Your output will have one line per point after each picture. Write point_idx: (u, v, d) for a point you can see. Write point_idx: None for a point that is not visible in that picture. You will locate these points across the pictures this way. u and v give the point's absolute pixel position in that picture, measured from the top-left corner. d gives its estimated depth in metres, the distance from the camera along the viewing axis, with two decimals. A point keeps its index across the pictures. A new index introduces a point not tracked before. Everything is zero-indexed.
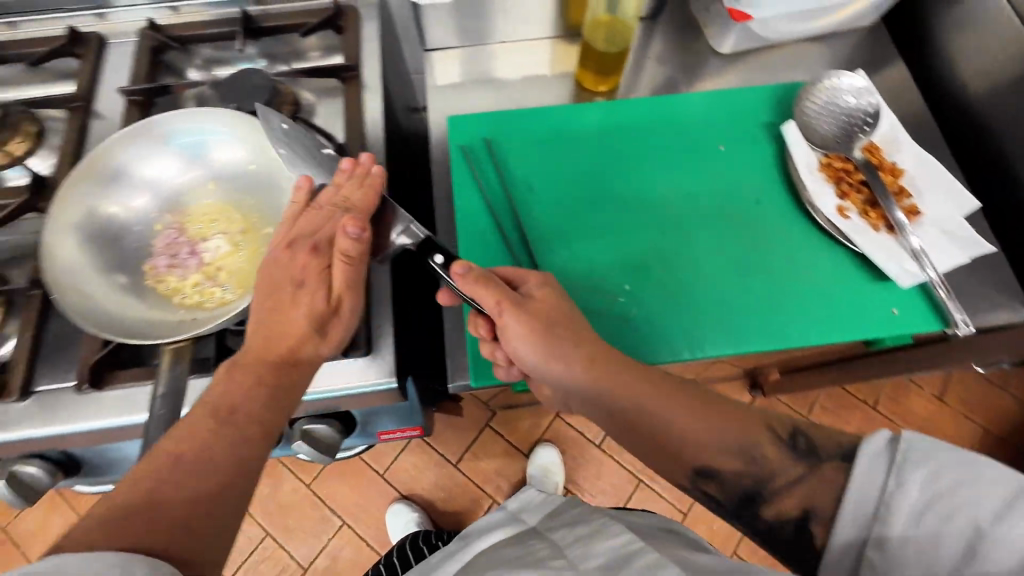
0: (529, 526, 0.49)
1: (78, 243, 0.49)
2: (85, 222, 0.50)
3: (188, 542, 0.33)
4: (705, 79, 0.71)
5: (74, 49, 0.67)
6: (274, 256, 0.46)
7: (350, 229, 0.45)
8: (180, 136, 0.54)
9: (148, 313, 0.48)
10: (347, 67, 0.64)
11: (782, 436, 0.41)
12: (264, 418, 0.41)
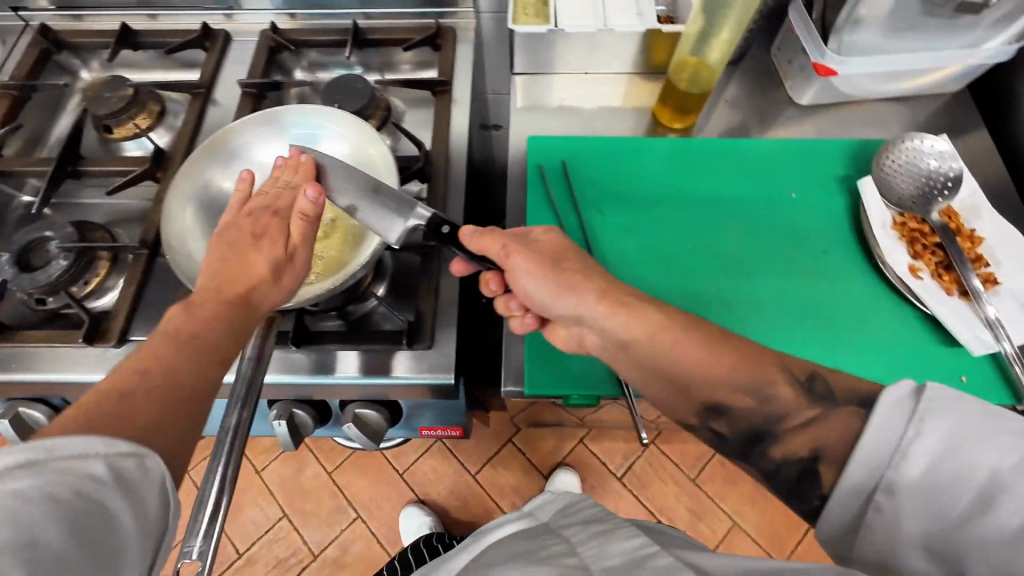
0: (541, 521, 0.46)
1: (192, 211, 0.54)
2: (201, 193, 0.56)
3: (165, 438, 0.34)
4: (780, 127, 0.72)
5: (203, 43, 0.74)
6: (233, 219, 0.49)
7: (309, 191, 0.49)
8: (293, 127, 0.59)
9: None
10: (440, 82, 0.69)
11: (799, 377, 0.41)
12: (228, 342, 0.42)
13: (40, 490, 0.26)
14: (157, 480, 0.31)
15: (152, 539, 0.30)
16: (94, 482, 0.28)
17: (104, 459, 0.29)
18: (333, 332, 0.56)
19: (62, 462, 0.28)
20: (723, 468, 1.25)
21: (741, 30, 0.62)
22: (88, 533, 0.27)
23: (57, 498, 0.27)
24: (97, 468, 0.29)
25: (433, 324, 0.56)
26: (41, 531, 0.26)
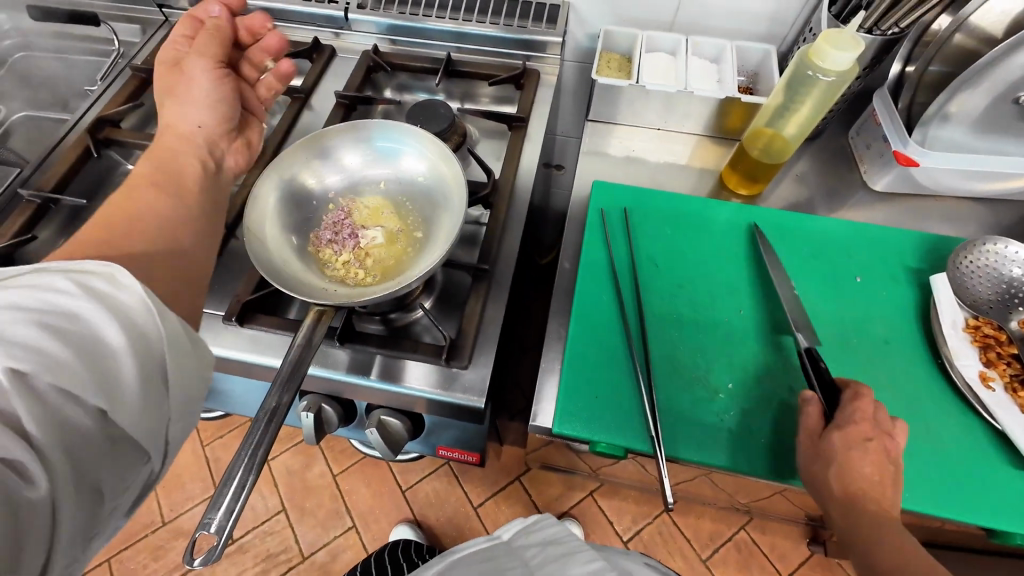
0: (503, 541, 0.57)
1: (276, 197, 0.59)
2: (286, 184, 0.60)
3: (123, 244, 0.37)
4: (849, 209, 0.71)
5: (311, 55, 0.82)
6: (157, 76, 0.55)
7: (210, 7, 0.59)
8: (380, 140, 0.63)
9: (302, 273, 0.55)
10: (518, 118, 0.72)
11: None
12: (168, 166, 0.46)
13: (15, 301, 0.28)
14: (129, 292, 0.31)
15: (151, 346, 0.31)
16: (62, 294, 0.29)
17: (66, 277, 0.29)
18: (376, 335, 0.58)
19: (28, 282, 0.29)
20: (739, 555, 1.17)
21: (825, 109, 0.61)
22: (69, 334, 0.28)
23: (28, 308, 0.28)
24: (66, 284, 0.29)
25: (472, 343, 0.56)
26: (16, 329, 0.26)
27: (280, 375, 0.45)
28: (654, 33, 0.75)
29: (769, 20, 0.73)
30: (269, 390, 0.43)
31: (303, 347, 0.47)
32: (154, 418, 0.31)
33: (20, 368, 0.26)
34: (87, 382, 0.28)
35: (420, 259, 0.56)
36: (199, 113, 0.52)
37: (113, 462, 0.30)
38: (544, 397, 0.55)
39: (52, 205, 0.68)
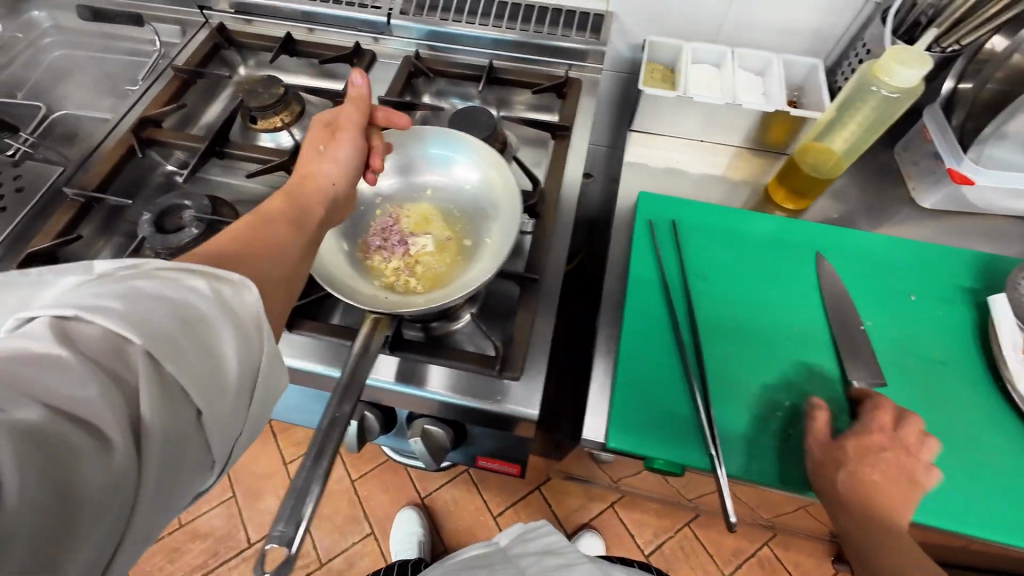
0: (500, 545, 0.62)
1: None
2: None
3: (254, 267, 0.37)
4: (894, 225, 0.70)
5: (352, 59, 0.81)
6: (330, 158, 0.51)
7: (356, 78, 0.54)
8: (432, 147, 0.63)
9: (354, 279, 0.54)
10: (562, 127, 0.72)
11: None
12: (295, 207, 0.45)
13: (152, 289, 0.28)
14: (249, 307, 0.31)
15: (252, 355, 0.31)
16: (196, 293, 0.30)
17: (206, 280, 0.30)
18: (425, 343, 0.57)
19: (169, 275, 0.30)
20: (761, 572, 1.15)
21: (882, 128, 0.61)
22: (197, 329, 0.28)
23: (169, 297, 0.28)
24: (200, 286, 0.30)
25: (523, 354, 0.55)
26: (159, 314, 0.27)
27: (338, 386, 0.44)
28: (699, 45, 0.74)
29: (815, 34, 0.73)
30: (331, 399, 0.43)
31: (364, 356, 0.47)
32: (227, 427, 0.29)
33: (154, 350, 0.26)
34: (198, 372, 0.27)
35: (470, 268, 0.56)
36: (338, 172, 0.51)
37: (185, 468, 0.27)
38: (593, 413, 0.54)
39: (95, 205, 0.67)
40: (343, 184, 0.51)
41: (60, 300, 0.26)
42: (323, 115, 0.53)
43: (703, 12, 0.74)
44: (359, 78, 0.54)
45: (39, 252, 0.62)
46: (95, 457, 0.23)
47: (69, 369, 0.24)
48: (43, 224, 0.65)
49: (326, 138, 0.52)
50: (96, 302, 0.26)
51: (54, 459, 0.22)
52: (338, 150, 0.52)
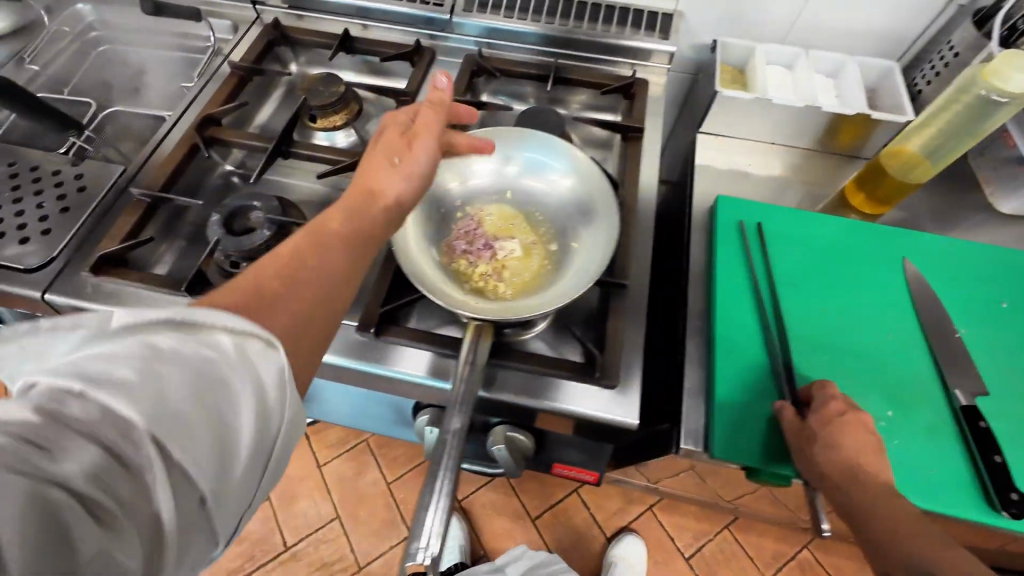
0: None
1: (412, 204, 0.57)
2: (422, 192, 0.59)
3: (291, 314, 0.34)
4: (973, 229, 0.70)
5: (412, 57, 0.80)
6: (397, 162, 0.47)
7: (441, 80, 0.52)
8: (513, 149, 0.62)
9: (448, 285, 0.53)
10: (634, 128, 0.71)
11: None
12: (350, 225, 0.42)
13: (172, 348, 0.26)
14: (274, 367, 0.29)
15: (270, 424, 0.28)
16: (217, 351, 0.27)
17: (229, 333, 0.28)
18: (517, 351, 0.56)
19: (189, 326, 0.27)
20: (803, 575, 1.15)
21: (975, 141, 0.61)
22: (213, 398, 0.26)
23: (184, 358, 0.26)
24: (222, 342, 0.27)
25: (619, 363, 0.54)
26: (171, 387, 0.25)
27: (455, 400, 0.44)
28: (771, 46, 0.73)
29: (890, 36, 0.72)
30: (450, 412, 0.43)
31: (474, 367, 0.46)
32: (236, 503, 0.28)
33: (159, 435, 0.23)
34: (208, 453, 0.25)
35: (564, 275, 0.55)
36: (403, 185, 0.47)
37: (190, 544, 0.26)
38: (689, 423, 0.54)
39: (161, 206, 0.66)
40: (409, 203, 0.48)
41: (65, 359, 0.24)
42: (398, 121, 0.50)
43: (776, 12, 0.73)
44: (444, 80, 0.52)
45: (111, 255, 0.60)
46: (97, 549, 0.22)
47: (71, 455, 0.22)
48: (110, 225, 0.64)
49: (402, 147, 0.48)
50: (101, 369, 0.23)
51: (48, 559, 0.20)
52: (412, 160, 0.48)
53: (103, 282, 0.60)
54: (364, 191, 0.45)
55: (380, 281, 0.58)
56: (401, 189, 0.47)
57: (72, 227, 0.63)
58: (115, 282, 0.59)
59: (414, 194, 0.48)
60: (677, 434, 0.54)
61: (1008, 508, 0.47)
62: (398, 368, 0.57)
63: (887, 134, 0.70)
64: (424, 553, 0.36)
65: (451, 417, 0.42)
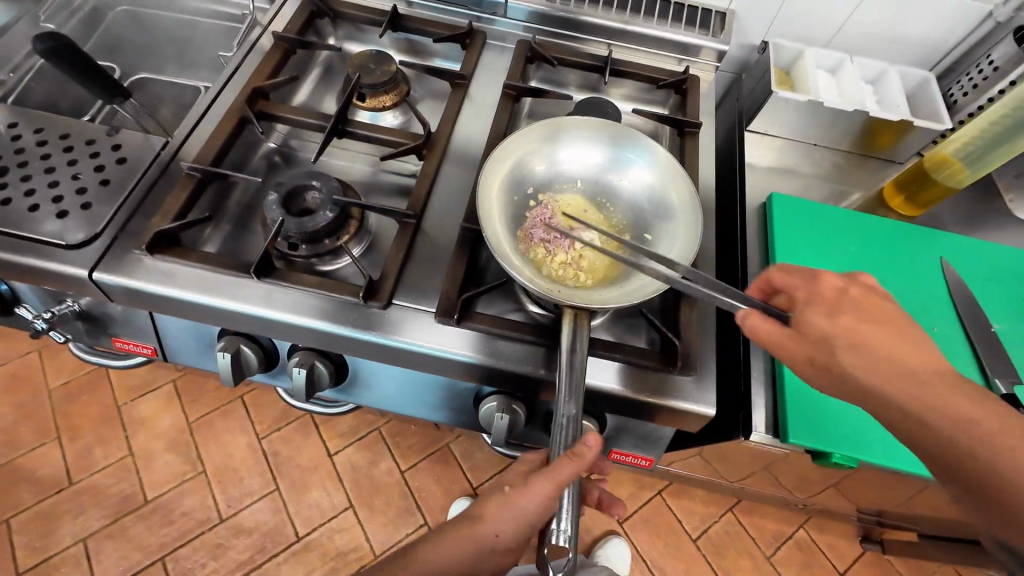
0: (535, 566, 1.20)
1: (496, 189, 0.59)
2: (501, 177, 0.60)
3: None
4: (994, 231, 0.75)
5: (465, 40, 0.78)
6: (506, 514, 0.48)
7: (588, 438, 0.45)
8: (588, 141, 0.63)
9: (531, 271, 0.54)
10: (691, 123, 0.71)
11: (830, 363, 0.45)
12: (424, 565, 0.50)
13: None
14: None
15: None
16: None
17: None
18: (597, 338, 0.57)
19: None
20: (800, 553, 1.23)
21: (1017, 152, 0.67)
22: None
23: None
24: None
25: (694, 351, 0.56)
26: None
27: (555, 445, 0.46)
28: (819, 50, 0.77)
29: (926, 46, 0.78)
30: (562, 400, 0.47)
31: (581, 352, 0.48)
32: None
33: None
34: None
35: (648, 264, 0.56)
36: (507, 532, 0.49)
37: None
38: (760, 412, 0.59)
39: (212, 181, 0.63)
40: (507, 535, 0.49)
41: None
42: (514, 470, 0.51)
43: (825, 17, 0.77)
44: (590, 441, 0.44)
45: (167, 232, 0.57)
46: None
47: None
48: (160, 200, 0.61)
49: (518, 480, 0.49)
50: None
51: None
52: (515, 503, 0.48)
53: (162, 263, 0.57)
54: (471, 516, 0.51)
55: (457, 269, 0.58)
56: (501, 524, 0.49)
57: (119, 201, 0.60)
58: (175, 262, 0.57)
59: (511, 531, 0.49)
60: (746, 421, 0.60)
61: None
62: (473, 354, 0.56)
63: (921, 138, 0.74)
64: (560, 533, 0.44)
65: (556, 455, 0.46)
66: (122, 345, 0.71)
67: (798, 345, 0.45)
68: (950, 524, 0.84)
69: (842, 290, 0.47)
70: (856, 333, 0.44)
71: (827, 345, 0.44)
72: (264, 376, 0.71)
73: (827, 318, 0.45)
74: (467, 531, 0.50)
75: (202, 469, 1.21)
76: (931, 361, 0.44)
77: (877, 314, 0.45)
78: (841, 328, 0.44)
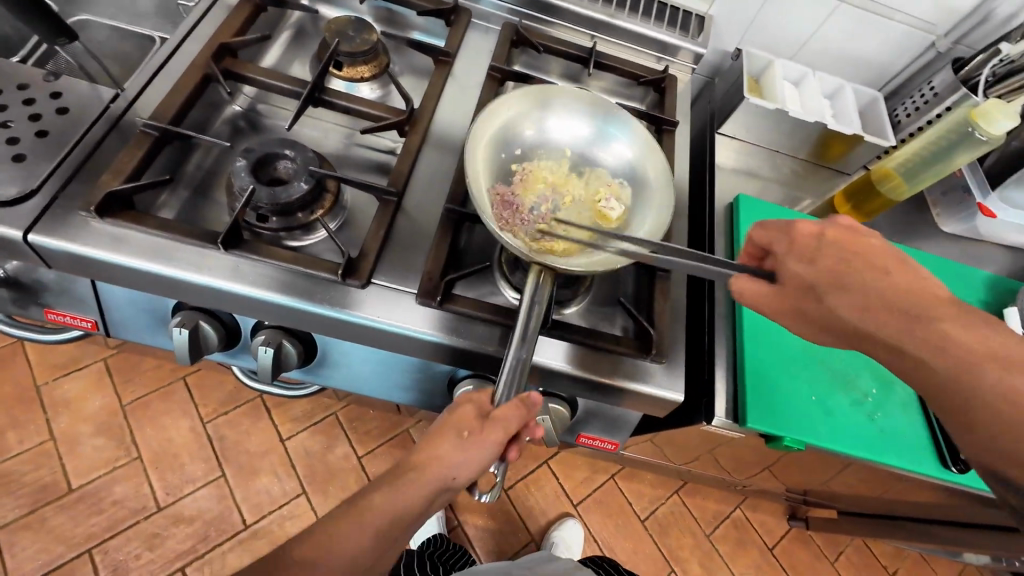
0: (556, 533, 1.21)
1: (484, 144, 0.59)
2: (491, 133, 0.60)
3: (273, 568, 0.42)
4: (921, 242, 0.85)
5: (450, 16, 0.76)
6: (459, 457, 0.46)
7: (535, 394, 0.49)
8: (579, 112, 0.64)
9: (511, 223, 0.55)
10: (669, 121, 0.73)
11: (824, 316, 0.44)
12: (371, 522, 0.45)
13: None
14: None
15: None
16: None
17: None
18: (577, 325, 0.58)
19: None
20: (736, 531, 1.33)
21: (945, 174, 0.75)
22: None
23: None
24: None
25: (666, 340, 0.58)
26: None
27: (499, 393, 0.49)
28: (787, 62, 0.82)
29: (875, 68, 0.86)
30: (517, 344, 0.48)
31: (540, 309, 0.50)
32: None
33: None
34: None
35: (626, 236, 0.57)
36: (459, 473, 0.47)
37: None
38: (721, 398, 0.64)
39: (170, 141, 0.57)
40: (464, 478, 0.47)
41: None
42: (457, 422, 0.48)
43: (794, 31, 0.83)
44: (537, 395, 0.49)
45: (118, 194, 0.52)
46: None
47: None
48: (110, 158, 0.55)
49: (477, 425, 0.47)
50: None
51: None
52: (476, 448, 0.46)
53: (111, 227, 0.52)
54: (425, 458, 0.47)
55: (440, 251, 0.57)
56: (461, 468, 0.46)
57: (59, 156, 0.54)
58: (126, 227, 0.52)
59: (470, 474, 0.47)
60: (708, 407, 0.64)
61: (955, 464, 0.63)
62: (452, 338, 0.55)
63: (868, 153, 0.80)
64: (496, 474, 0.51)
65: (502, 404, 0.48)
66: (55, 317, 0.64)
67: (780, 298, 0.46)
68: (868, 503, 0.94)
69: (816, 234, 0.46)
70: (840, 273, 0.43)
71: (807, 291, 0.45)
72: (223, 354, 0.67)
73: (806, 266, 0.45)
74: (424, 475, 0.46)
75: (136, 455, 1.12)
76: (939, 296, 0.40)
77: (857, 250, 0.44)
78: (822, 272, 0.44)
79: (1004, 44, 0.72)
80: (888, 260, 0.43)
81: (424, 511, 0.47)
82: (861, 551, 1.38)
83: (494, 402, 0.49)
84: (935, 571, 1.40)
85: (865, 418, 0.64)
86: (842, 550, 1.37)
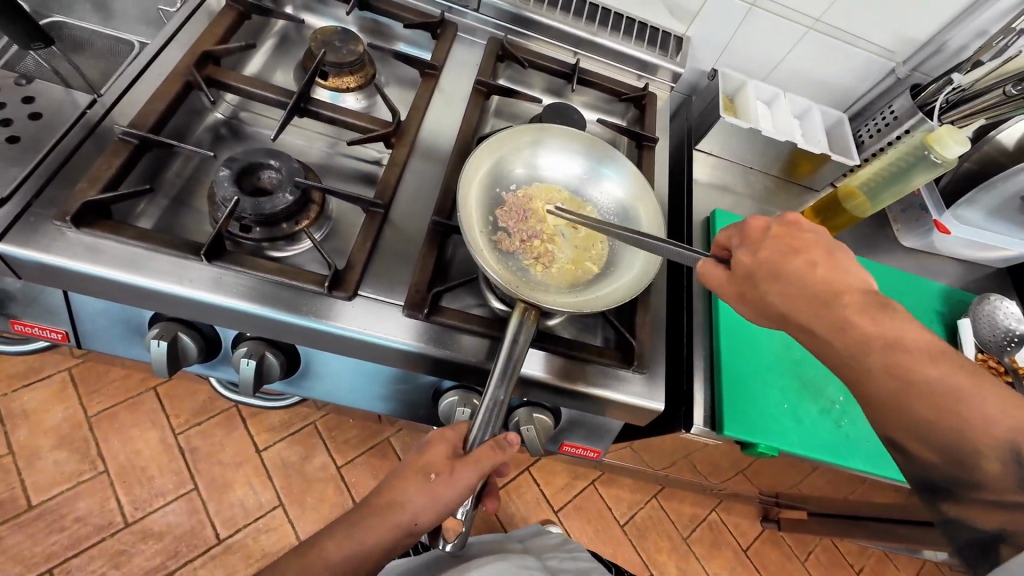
0: None
1: (476, 183, 0.62)
2: (485, 172, 0.64)
3: None
4: (883, 255, 0.90)
5: (436, 29, 0.77)
6: (434, 495, 0.48)
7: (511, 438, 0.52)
8: (571, 152, 0.68)
9: (497, 263, 0.58)
10: (649, 138, 0.75)
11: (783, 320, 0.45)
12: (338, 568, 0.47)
13: None
14: None
15: None
16: None
17: None
18: (563, 337, 0.59)
19: None
20: (711, 533, 1.36)
21: (905, 192, 0.80)
22: None
23: None
24: None
25: (646, 351, 0.60)
26: None
27: (472, 437, 0.51)
28: (759, 84, 0.87)
29: (843, 90, 0.91)
30: (496, 384, 0.50)
31: (523, 344, 0.51)
32: None
33: None
34: None
35: (610, 279, 0.59)
36: (423, 513, 0.49)
37: None
38: (700, 407, 0.66)
39: (150, 150, 0.56)
40: (426, 522, 0.49)
41: None
42: (423, 468, 0.49)
43: (766, 54, 0.87)
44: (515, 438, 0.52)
45: (96, 203, 0.51)
46: None
47: None
48: (87, 164, 0.54)
49: (446, 467, 0.49)
50: None
51: None
52: (442, 492, 0.49)
53: (86, 236, 0.51)
54: (388, 501, 0.49)
55: (427, 263, 0.58)
56: (421, 513, 0.49)
57: (34, 162, 0.53)
58: (103, 237, 0.51)
59: (430, 519, 0.49)
60: (686, 416, 0.67)
61: None
62: (436, 351, 0.56)
63: (834, 170, 0.85)
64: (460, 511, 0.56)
65: (474, 448, 0.50)
66: (22, 327, 0.62)
67: None
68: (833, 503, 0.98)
69: (764, 228, 0.47)
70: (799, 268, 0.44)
71: (750, 280, 0.45)
72: (201, 366, 0.66)
73: (750, 255, 0.46)
74: (385, 520, 0.48)
75: (102, 469, 1.07)
76: None
77: None
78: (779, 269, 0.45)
79: (957, 74, 0.77)
80: (819, 255, 0.43)
81: (381, 557, 0.49)
82: (829, 550, 1.44)
83: (465, 446, 0.51)
84: (898, 568, 1.47)
85: (834, 425, 0.67)
86: (810, 550, 1.42)
